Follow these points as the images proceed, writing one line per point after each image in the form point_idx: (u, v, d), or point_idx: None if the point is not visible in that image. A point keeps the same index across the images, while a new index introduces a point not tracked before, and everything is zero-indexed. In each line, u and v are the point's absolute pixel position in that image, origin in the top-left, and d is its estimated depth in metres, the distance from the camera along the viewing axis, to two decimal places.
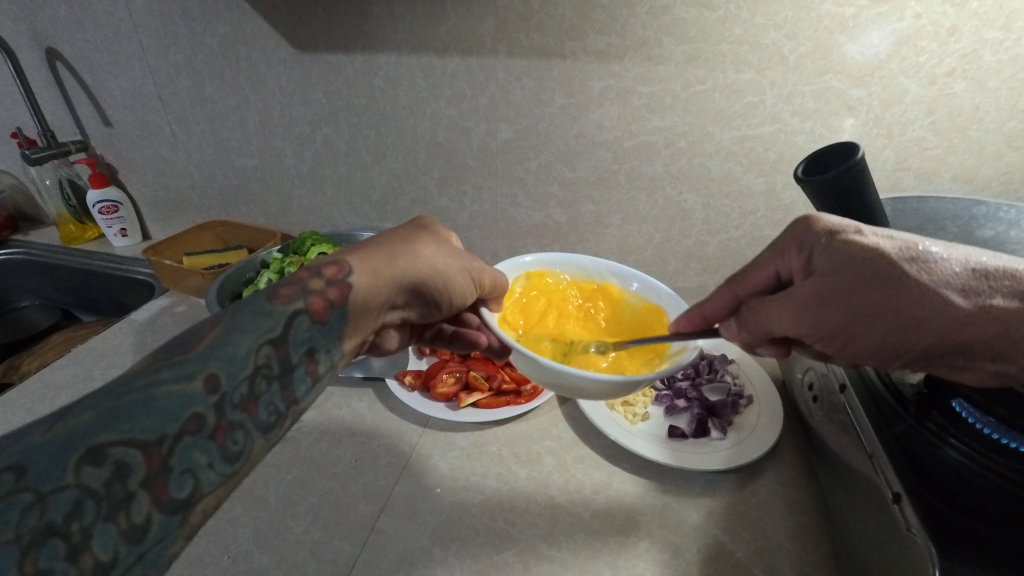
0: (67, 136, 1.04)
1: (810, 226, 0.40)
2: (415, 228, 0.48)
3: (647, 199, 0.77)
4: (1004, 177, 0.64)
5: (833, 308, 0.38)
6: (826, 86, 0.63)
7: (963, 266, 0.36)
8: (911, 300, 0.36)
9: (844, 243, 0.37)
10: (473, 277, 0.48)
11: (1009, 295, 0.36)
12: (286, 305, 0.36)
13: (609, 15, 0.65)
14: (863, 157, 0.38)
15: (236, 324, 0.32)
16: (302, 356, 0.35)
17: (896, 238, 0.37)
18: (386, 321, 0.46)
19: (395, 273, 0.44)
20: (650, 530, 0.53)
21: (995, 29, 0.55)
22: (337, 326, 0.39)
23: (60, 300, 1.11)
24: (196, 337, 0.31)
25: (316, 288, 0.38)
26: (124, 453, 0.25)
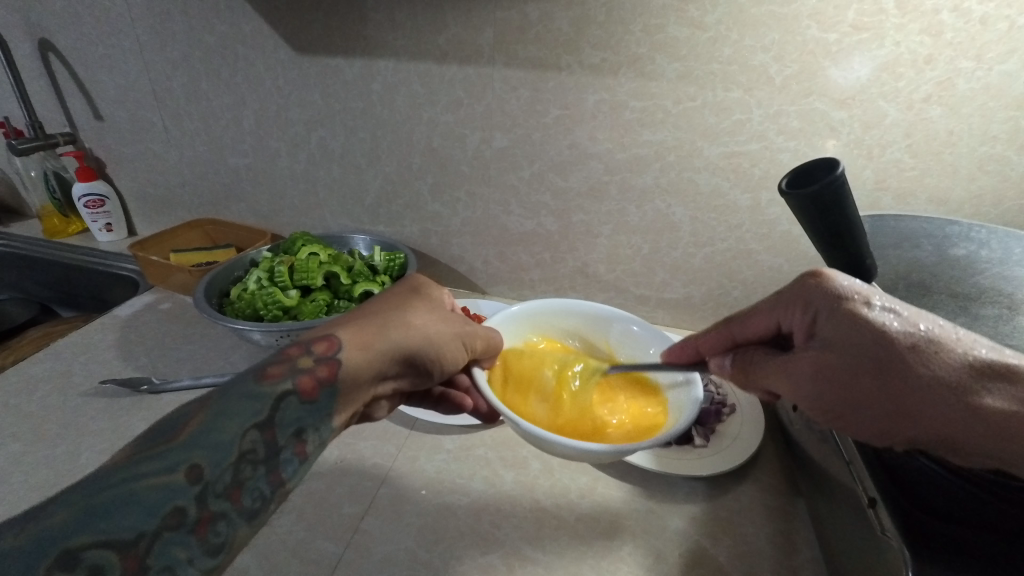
0: (56, 128, 1.03)
1: (818, 286, 0.42)
2: (407, 295, 0.49)
3: (637, 212, 0.79)
4: (975, 200, 0.67)
5: (833, 384, 0.39)
6: (810, 107, 0.65)
7: (960, 358, 0.39)
8: (910, 389, 0.38)
9: (855, 313, 0.40)
10: (465, 343, 0.48)
11: (999, 395, 0.38)
12: (274, 386, 0.36)
13: (605, 31, 0.67)
14: (843, 172, 0.39)
15: (223, 408, 0.33)
16: (289, 439, 0.36)
17: (902, 318, 0.40)
18: (378, 394, 0.45)
19: (387, 346, 0.43)
20: (634, 535, 0.54)
21: (967, 59, 0.59)
22: (327, 404, 0.39)
23: (38, 294, 1.08)
24: (181, 424, 0.31)
25: (305, 366, 0.38)
26: (99, 556, 0.25)
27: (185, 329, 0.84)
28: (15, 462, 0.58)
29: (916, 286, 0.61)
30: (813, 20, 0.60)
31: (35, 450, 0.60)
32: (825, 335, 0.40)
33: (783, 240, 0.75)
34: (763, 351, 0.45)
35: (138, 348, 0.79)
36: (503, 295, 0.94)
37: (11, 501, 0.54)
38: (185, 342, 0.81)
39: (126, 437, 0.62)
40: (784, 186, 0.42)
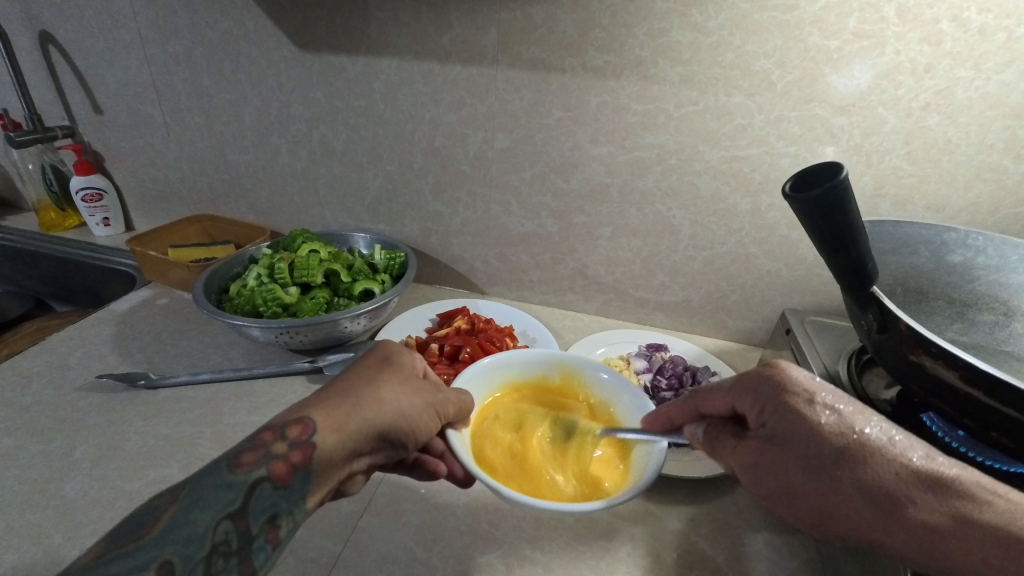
0: (54, 122, 1.02)
1: (771, 380, 0.42)
2: (380, 366, 0.48)
3: (637, 214, 0.79)
4: (972, 208, 0.68)
5: (770, 473, 0.40)
6: (810, 113, 0.66)
7: (907, 466, 0.37)
8: (839, 491, 0.37)
9: (795, 407, 0.40)
10: (438, 411, 0.47)
11: (944, 512, 0.35)
12: (248, 474, 0.35)
13: (609, 33, 0.67)
14: (847, 177, 0.38)
15: (193, 500, 0.32)
16: (263, 526, 0.34)
17: (843, 416, 0.39)
18: (353, 471, 0.43)
19: (360, 425, 0.42)
20: (632, 535, 0.54)
21: (966, 69, 0.59)
22: (301, 487, 0.38)
23: (33, 289, 1.07)
24: (151, 519, 0.31)
25: (279, 452, 0.37)
26: None
27: (182, 324, 0.83)
28: (8, 457, 0.58)
29: (913, 291, 0.61)
30: (814, 28, 0.61)
31: (26, 446, 0.59)
32: (768, 425, 0.41)
33: (782, 244, 0.76)
34: (722, 432, 0.45)
35: (135, 343, 0.78)
36: (502, 295, 0.94)
37: (4, 496, 0.53)
38: (182, 338, 0.80)
39: (121, 433, 0.62)
40: (788, 190, 0.41)
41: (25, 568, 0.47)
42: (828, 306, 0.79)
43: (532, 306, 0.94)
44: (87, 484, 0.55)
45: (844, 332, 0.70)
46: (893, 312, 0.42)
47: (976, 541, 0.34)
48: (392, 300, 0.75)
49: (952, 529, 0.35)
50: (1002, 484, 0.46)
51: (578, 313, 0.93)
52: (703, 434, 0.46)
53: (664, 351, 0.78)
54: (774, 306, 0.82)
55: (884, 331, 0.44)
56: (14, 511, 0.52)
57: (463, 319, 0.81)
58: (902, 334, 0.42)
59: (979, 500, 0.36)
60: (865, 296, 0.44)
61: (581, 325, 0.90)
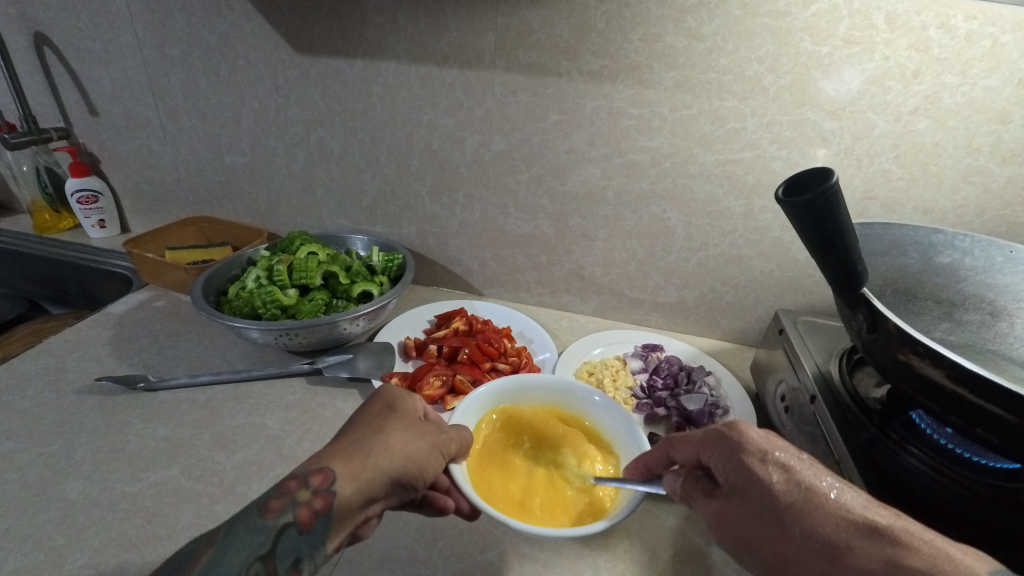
0: (49, 123, 1.02)
1: (728, 436, 0.43)
2: (387, 413, 0.48)
3: (633, 216, 0.80)
4: (959, 210, 0.69)
5: (729, 529, 0.40)
6: (802, 117, 0.67)
7: (851, 519, 0.36)
8: (788, 547, 0.37)
9: (750, 462, 0.40)
10: (443, 452, 0.48)
11: (880, 560, 0.33)
12: (276, 519, 0.38)
13: (604, 38, 0.68)
14: (837, 182, 0.39)
15: (229, 543, 0.35)
16: (287, 569, 0.37)
17: (793, 472, 0.39)
18: (369, 515, 0.44)
19: (375, 472, 0.43)
20: (629, 533, 0.55)
21: (952, 74, 0.61)
22: (322, 533, 0.39)
23: (27, 291, 1.07)
24: (194, 558, 0.34)
25: (302, 500, 0.39)
26: None
27: (180, 326, 0.84)
28: (8, 460, 0.58)
29: (903, 292, 0.62)
30: (805, 34, 0.62)
31: (26, 449, 0.60)
32: (728, 481, 0.41)
33: (775, 246, 0.77)
34: (689, 485, 0.45)
35: (133, 346, 0.78)
36: (499, 297, 0.95)
37: (5, 499, 0.54)
38: (180, 341, 0.80)
39: (120, 436, 0.62)
40: (780, 194, 0.42)
41: (28, 571, 0.47)
42: (820, 306, 0.80)
43: (528, 307, 0.95)
44: (88, 487, 0.55)
45: (835, 332, 0.71)
46: (882, 312, 0.43)
47: None
48: (390, 302, 0.76)
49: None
50: (990, 475, 0.48)
51: (574, 314, 0.94)
52: (678, 486, 0.46)
53: (660, 351, 0.79)
54: (767, 306, 0.83)
55: (874, 330, 0.45)
56: (16, 514, 0.52)
57: (461, 320, 0.82)
58: (891, 333, 0.43)
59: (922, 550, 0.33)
60: (855, 297, 0.45)
61: (577, 326, 0.91)
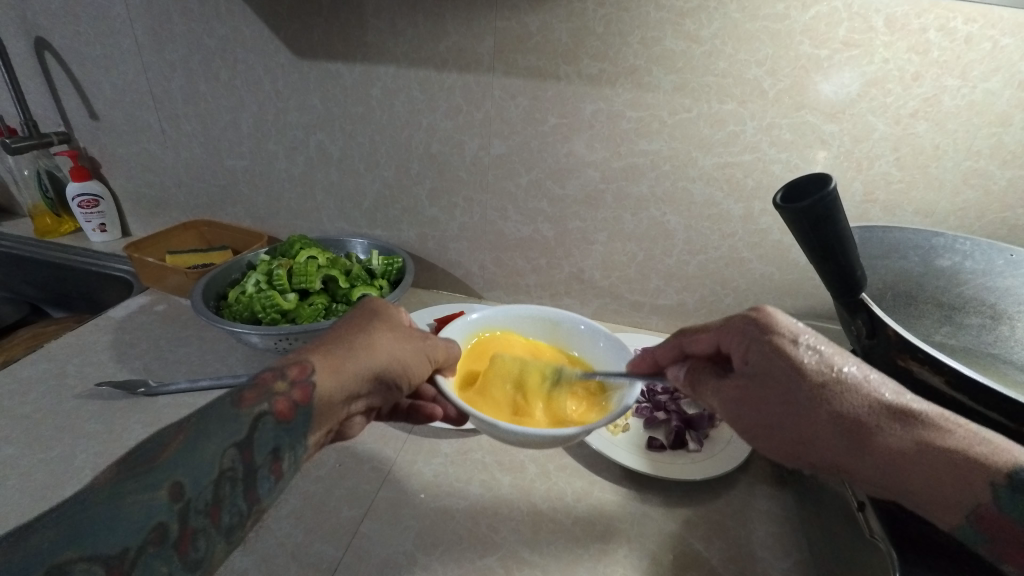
0: (49, 128, 1.02)
1: (755, 322, 0.43)
2: (370, 318, 0.50)
3: (632, 219, 0.80)
4: (959, 212, 0.69)
5: (748, 409, 0.40)
6: (801, 120, 0.67)
7: (879, 400, 0.38)
8: (811, 422, 0.38)
9: (780, 350, 0.40)
10: (429, 358, 0.49)
11: (908, 440, 0.36)
12: (251, 409, 0.37)
13: (603, 42, 0.68)
14: (835, 189, 0.38)
15: (201, 430, 0.34)
16: (266, 457, 0.37)
17: (823, 355, 0.40)
18: (352, 412, 0.46)
19: (357, 369, 0.45)
20: (629, 538, 0.55)
21: (952, 77, 0.61)
22: (302, 425, 0.40)
23: (29, 295, 1.07)
24: (161, 446, 0.32)
25: (281, 390, 0.39)
26: (86, 570, 0.26)
27: (180, 330, 0.84)
28: (9, 465, 0.58)
29: (902, 296, 0.63)
30: (804, 37, 0.62)
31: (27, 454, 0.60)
32: (748, 364, 0.41)
33: (775, 249, 0.77)
34: (704, 372, 0.45)
35: (134, 350, 0.79)
36: (499, 300, 0.95)
37: (6, 504, 0.54)
38: (181, 345, 0.80)
39: (121, 440, 0.62)
40: (778, 200, 0.42)
41: None
42: (820, 309, 0.80)
43: None
44: None
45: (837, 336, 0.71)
46: (881, 319, 0.43)
47: (937, 463, 0.35)
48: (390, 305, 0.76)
49: (917, 454, 0.35)
50: None
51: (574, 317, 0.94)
52: (684, 375, 0.47)
53: None
54: None
55: (873, 336, 0.45)
56: (17, 519, 0.52)
57: None
58: (890, 340, 0.43)
59: (944, 429, 0.36)
60: (854, 303, 0.45)
61: None
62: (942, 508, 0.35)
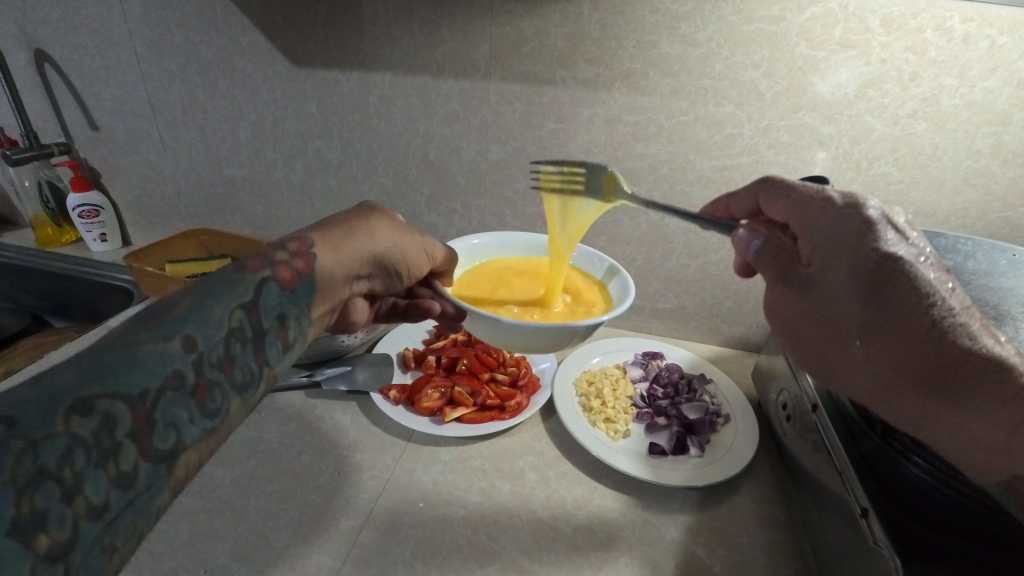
0: (50, 138, 1.03)
1: (839, 220, 0.36)
2: (367, 207, 0.48)
3: (631, 223, 0.80)
4: (960, 213, 0.68)
5: (796, 312, 0.38)
6: (799, 122, 0.67)
7: (956, 347, 0.32)
8: (852, 346, 0.35)
9: (878, 262, 0.34)
10: (427, 251, 0.50)
11: (962, 399, 0.32)
12: (255, 275, 0.36)
13: (599, 46, 0.68)
14: (832, 192, 0.38)
15: (207, 291, 0.33)
16: (272, 323, 0.36)
17: (903, 279, 0.33)
18: (354, 291, 0.46)
19: (357, 248, 0.44)
20: (630, 546, 0.54)
21: (951, 76, 0.60)
22: (306, 294, 0.39)
23: (31, 305, 1.08)
24: (169, 305, 0.31)
25: (282, 259, 0.38)
26: (111, 405, 0.25)
27: None
28: None
29: None
30: (801, 38, 0.62)
31: None
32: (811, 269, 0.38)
33: None
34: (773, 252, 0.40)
35: None
36: None
37: None
38: None
39: None
40: None
41: None
42: None
43: None
44: None
45: None
46: None
47: (991, 427, 0.31)
48: None
49: (954, 412, 0.32)
50: None
51: None
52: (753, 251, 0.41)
53: (660, 359, 0.79)
54: None
55: None
56: None
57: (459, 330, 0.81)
58: None
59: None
60: None
61: None
62: (976, 465, 0.33)
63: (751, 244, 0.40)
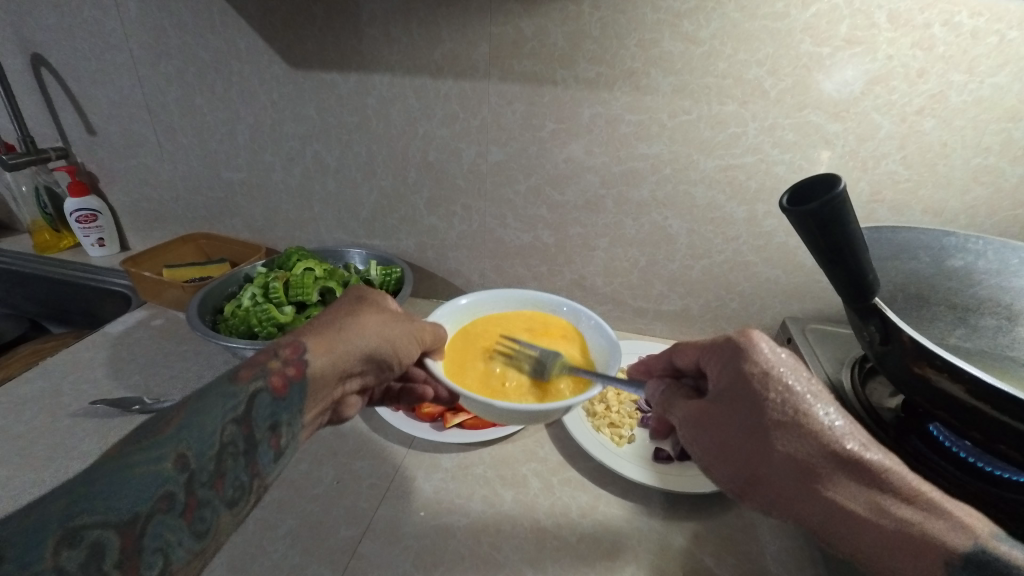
0: (47, 143, 1.02)
1: (739, 349, 0.38)
2: (356, 302, 0.51)
3: (633, 224, 0.79)
4: (969, 211, 0.67)
5: (707, 433, 0.38)
6: (804, 120, 0.66)
7: (836, 448, 0.35)
8: (764, 461, 0.36)
9: (762, 374, 0.37)
10: (415, 334, 0.50)
11: (863, 502, 0.34)
12: (248, 385, 0.38)
13: (599, 45, 0.67)
14: (843, 189, 0.37)
15: (199, 407, 0.35)
16: (265, 432, 0.38)
17: (795, 394, 0.36)
18: (346, 391, 0.48)
19: (349, 347, 0.46)
20: (636, 555, 0.53)
21: (959, 72, 0.59)
22: (297, 400, 0.41)
23: (29, 312, 1.07)
24: (163, 421, 0.33)
25: (275, 368, 0.41)
26: (100, 535, 0.27)
27: (177, 346, 0.83)
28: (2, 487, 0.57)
29: (914, 298, 0.62)
30: (806, 35, 0.61)
31: (18, 476, 0.58)
32: (721, 388, 0.39)
33: (780, 251, 0.75)
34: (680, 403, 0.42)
35: (130, 366, 0.77)
36: None
37: None
38: (177, 360, 0.79)
39: None
40: (784, 203, 0.40)
41: None
42: (828, 312, 0.78)
43: None
44: None
45: (847, 340, 0.69)
46: (895, 324, 0.41)
47: (887, 531, 0.33)
48: None
49: (863, 518, 0.34)
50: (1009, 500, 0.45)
51: None
52: (661, 393, 0.44)
53: None
54: (774, 314, 0.81)
55: (887, 342, 0.43)
56: None
57: None
58: (904, 345, 0.41)
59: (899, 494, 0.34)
60: (866, 308, 0.42)
61: None
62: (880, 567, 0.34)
63: (660, 392, 0.44)
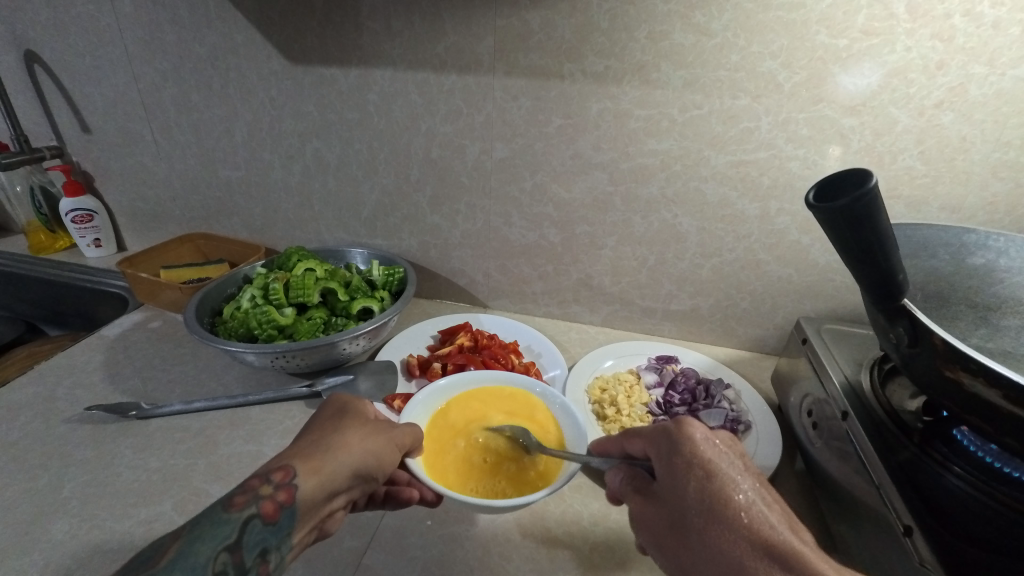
0: (41, 142, 1.00)
1: (672, 434, 0.41)
2: (336, 413, 0.49)
3: (642, 222, 0.77)
4: (988, 207, 0.65)
5: (653, 518, 0.40)
6: (819, 114, 0.64)
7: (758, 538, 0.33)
8: (694, 547, 0.36)
9: (697, 457, 0.38)
10: (399, 442, 0.48)
11: None
12: (241, 513, 0.36)
13: (608, 38, 0.65)
14: (876, 184, 0.35)
15: (193, 536, 0.34)
16: (255, 560, 0.36)
17: (717, 477, 0.37)
18: (333, 510, 0.43)
19: (336, 465, 0.43)
20: (651, 564, 0.51)
21: (980, 64, 0.57)
22: (289, 524, 0.38)
23: (25, 314, 1.05)
24: (153, 556, 0.32)
25: (267, 492, 0.38)
26: None
27: (175, 349, 0.81)
28: None
29: (931, 296, 0.58)
30: (822, 26, 0.59)
31: (11, 484, 0.57)
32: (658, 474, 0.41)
33: (793, 249, 0.73)
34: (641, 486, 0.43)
35: (127, 370, 0.76)
36: (505, 309, 0.92)
37: None
38: (176, 363, 0.77)
39: (111, 469, 0.59)
40: (811, 199, 0.39)
41: None
42: (843, 311, 0.76)
43: (536, 319, 0.91)
44: (76, 526, 0.52)
45: (864, 341, 0.67)
46: (925, 325, 0.39)
47: None
48: (391, 318, 0.73)
49: None
50: None
51: (583, 325, 0.90)
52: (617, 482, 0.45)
53: (675, 363, 0.76)
54: (786, 314, 0.79)
55: (915, 344, 0.41)
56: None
57: (465, 336, 0.78)
58: (936, 348, 0.39)
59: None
60: (895, 309, 0.41)
61: (587, 337, 0.87)
62: None
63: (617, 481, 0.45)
